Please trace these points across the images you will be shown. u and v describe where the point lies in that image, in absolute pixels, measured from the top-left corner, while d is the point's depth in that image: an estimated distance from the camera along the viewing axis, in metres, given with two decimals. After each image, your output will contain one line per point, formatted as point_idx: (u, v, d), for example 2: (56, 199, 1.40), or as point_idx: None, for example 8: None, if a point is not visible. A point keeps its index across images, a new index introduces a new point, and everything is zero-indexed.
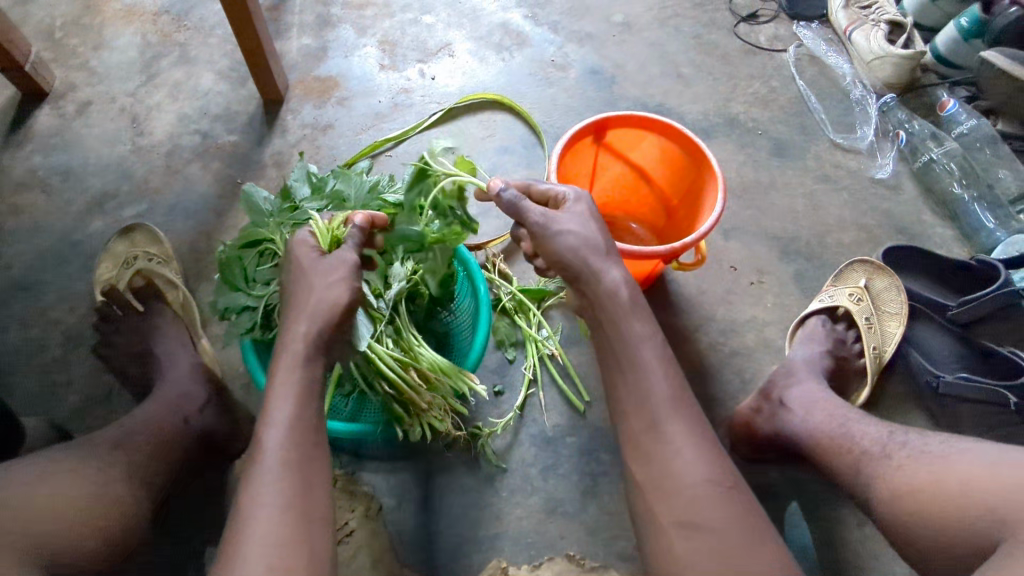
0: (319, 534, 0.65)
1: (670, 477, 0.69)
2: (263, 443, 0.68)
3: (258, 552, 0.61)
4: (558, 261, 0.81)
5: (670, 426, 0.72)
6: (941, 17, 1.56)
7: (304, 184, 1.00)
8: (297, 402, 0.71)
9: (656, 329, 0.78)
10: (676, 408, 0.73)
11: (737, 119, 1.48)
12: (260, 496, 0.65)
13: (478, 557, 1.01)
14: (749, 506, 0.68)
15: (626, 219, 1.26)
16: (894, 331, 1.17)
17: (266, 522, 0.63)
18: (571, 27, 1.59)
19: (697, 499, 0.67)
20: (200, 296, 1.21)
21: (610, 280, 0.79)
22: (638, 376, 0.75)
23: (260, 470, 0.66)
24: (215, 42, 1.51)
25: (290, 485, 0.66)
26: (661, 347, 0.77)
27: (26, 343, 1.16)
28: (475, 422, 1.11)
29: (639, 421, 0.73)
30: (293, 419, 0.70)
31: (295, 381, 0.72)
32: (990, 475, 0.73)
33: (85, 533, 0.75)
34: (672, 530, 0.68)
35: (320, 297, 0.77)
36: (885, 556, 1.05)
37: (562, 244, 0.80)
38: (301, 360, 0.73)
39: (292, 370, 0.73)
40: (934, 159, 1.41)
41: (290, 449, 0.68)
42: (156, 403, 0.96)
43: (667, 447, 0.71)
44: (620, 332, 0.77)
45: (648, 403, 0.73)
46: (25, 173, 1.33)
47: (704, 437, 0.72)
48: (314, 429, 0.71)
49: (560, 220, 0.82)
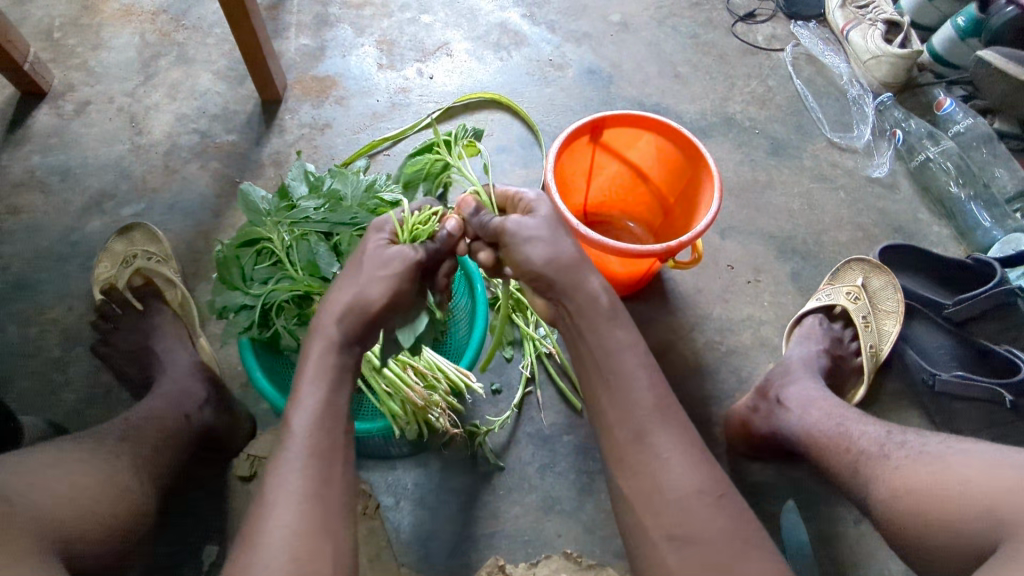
0: (341, 523, 0.65)
1: (659, 490, 0.69)
2: (293, 429, 0.69)
3: (282, 539, 0.61)
4: (526, 270, 0.79)
5: (655, 436, 0.72)
6: (938, 16, 1.56)
7: (301, 183, 1.00)
8: (325, 390, 0.72)
9: (638, 338, 0.78)
10: (660, 417, 0.73)
11: (733, 118, 1.48)
12: (285, 482, 0.65)
13: (475, 555, 1.02)
14: (741, 513, 0.68)
15: (622, 217, 1.27)
16: (890, 330, 1.17)
17: (290, 508, 0.63)
18: (569, 27, 1.59)
19: (685, 512, 0.68)
20: (199, 296, 1.22)
21: (596, 292, 0.78)
22: (621, 386, 0.75)
23: (289, 455, 0.67)
24: (213, 42, 1.51)
25: (315, 472, 0.66)
26: (643, 357, 0.76)
27: (24, 343, 1.16)
28: (472, 420, 1.11)
29: (624, 430, 0.73)
30: (322, 405, 0.71)
31: (327, 366, 0.73)
32: (988, 477, 0.73)
33: (95, 522, 0.75)
34: (665, 545, 0.67)
35: (352, 285, 0.76)
36: (881, 552, 1.05)
37: (527, 253, 0.78)
38: (338, 347, 0.75)
39: (325, 356, 0.74)
40: (930, 159, 1.42)
41: (317, 437, 0.69)
42: (156, 400, 0.96)
43: (654, 458, 0.71)
44: (599, 342, 0.77)
45: (633, 412, 0.73)
46: (24, 173, 1.33)
47: (690, 445, 0.72)
48: (340, 419, 0.72)
49: (530, 226, 0.79)
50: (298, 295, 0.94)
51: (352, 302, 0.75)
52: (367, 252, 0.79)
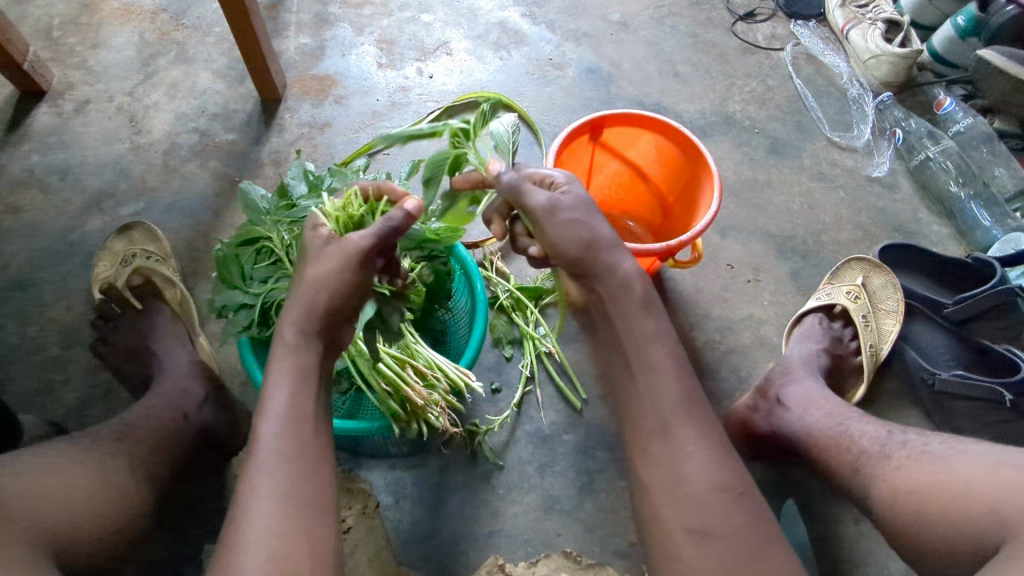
0: (320, 522, 0.65)
1: (681, 483, 0.69)
2: (260, 434, 0.68)
3: (257, 544, 0.61)
4: (564, 255, 0.78)
5: (681, 431, 0.71)
6: (937, 16, 1.56)
7: (300, 182, 0.99)
8: (290, 395, 0.71)
9: (670, 332, 0.76)
10: (687, 410, 0.72)
11: (733, 118, 1.48)
12: (256, 487, 0.65)
13: (475, 553, 1.02)
14: (761, 515, 0.69)
15: (621, 217, 1.26)
16: (890, 329, 1.18)
17: (265, 512, 0.63)
18: (568, 26, 1.59)
19: (705, 506, 0.68)
20: (198, 295, 1.22)
21: (619, 267, 0.77)
22: (648, 377, 0.74)
23: (257, 459, 0.66)
24: (213, 41, 1.51)
25: (288, 475, 0.66)
26: (671, 352, 0.75)
27: (23, 342, 1.16)
28: (472, 419, 1.11)
29: (649, 421, 0.73)
30: (288, 407, 0.70)
31: (288, 373, 0.72)
32: (991, 476, 0.73)
33: (92, 523, 0.75)
34: (682, 537, 0.67)
35: (300, 296, 0.75)
36: (881, 552, 1.05)
37: (563, 235, 0.77)
38: (295, 349, 0.73)
39: (284, 359, 0.73)
40: (930, 159, 1.42)
41: (285, 441, 0.68)
42: (154, 399, 0.96)
43: (676, 451, 0.71)
44: (632, 332, 0.75)
45: (659, 405, 0.72)
46: (23, 172, 1.33)
47: (715, 440, 0.71)
48: (308, 419, 0.71)
49: (568, 208, 0.78)
50: None
51: (303, 303, 0.74)
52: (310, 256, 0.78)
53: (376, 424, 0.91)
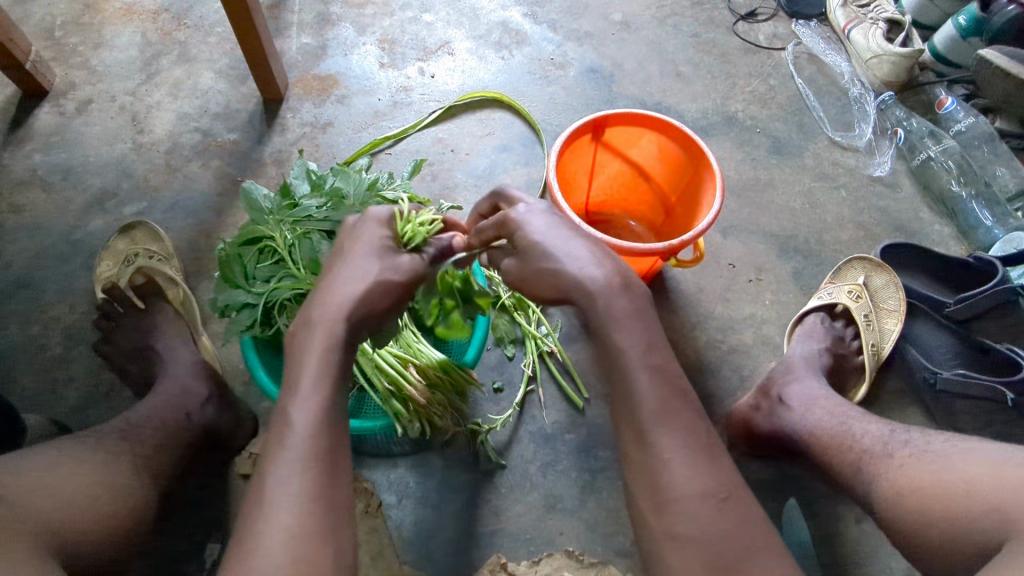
0: (343, 526, 0.63)
1: (661, 490, 0.65)
2: (292, 426, 0.65)
3: (282, 542, 0.59)
4: (551, 297, 0.74)
5: (659, 438, 0.66)
6: (939, 16, 1.56)
7: (303, 181, 1.00)
8: (328, 389, 0.68)
9: (647, 333, 0.69)
10: (664, 415, 0.66)
11: (735, 117, 1.48)
12: (285, 485, 0.62)
13: (477, 553, 1.02)
14: (752, 515, 0.64)
15: (624, 216, 1.28)
16: (892, 328, 1.18)
17: (290, 513, 0.60)
18: (570, 25, 1.59)
19: (686, 513, 0.63)
20: (200, 294, 1.22)
21: (588, 278, 0.71)
22: (625, 383, 0.68)
23: (290, 452, 0.64)
24: (214, 41, 1.51)
25: (316, 475, 0.63)
26: (647, 355, 0.69)
27: (26, 341, 1.16)
28: (475, 418, 1.11)
29: (629, 427, 0.68)
30: (325, 403, 0.67)
31: (330, 364, 0.69)
32: (994, 475, 0.74)
33: (95, 524, 0.75)
34: (665, 544, 0.63)
35: (351, 284, 0.72)
36: (883, 551, 1.05)
37: (543, 282, 0.73)
38: (342, 342, 0.70)
39: (328, 349, 0.69)
40: (931, 158, 1.42)
41: (319, 438, 0.65)
42: (158, 398, 0.96)
43: (655, 459, 0.65)
44: (608, 343, 0.70)
45: (636, 409, 0.67)
46: (25, 171, 1.33)
47: (699, 444, 0.66)
48: (341, 417, 0.69)
49: (537, 256, 0.74)
50: (300, 295, 0.94)
51: (359, 295, 0.72)
52: (363, 246, 0.76)
53: (377, 424, 0.93)
